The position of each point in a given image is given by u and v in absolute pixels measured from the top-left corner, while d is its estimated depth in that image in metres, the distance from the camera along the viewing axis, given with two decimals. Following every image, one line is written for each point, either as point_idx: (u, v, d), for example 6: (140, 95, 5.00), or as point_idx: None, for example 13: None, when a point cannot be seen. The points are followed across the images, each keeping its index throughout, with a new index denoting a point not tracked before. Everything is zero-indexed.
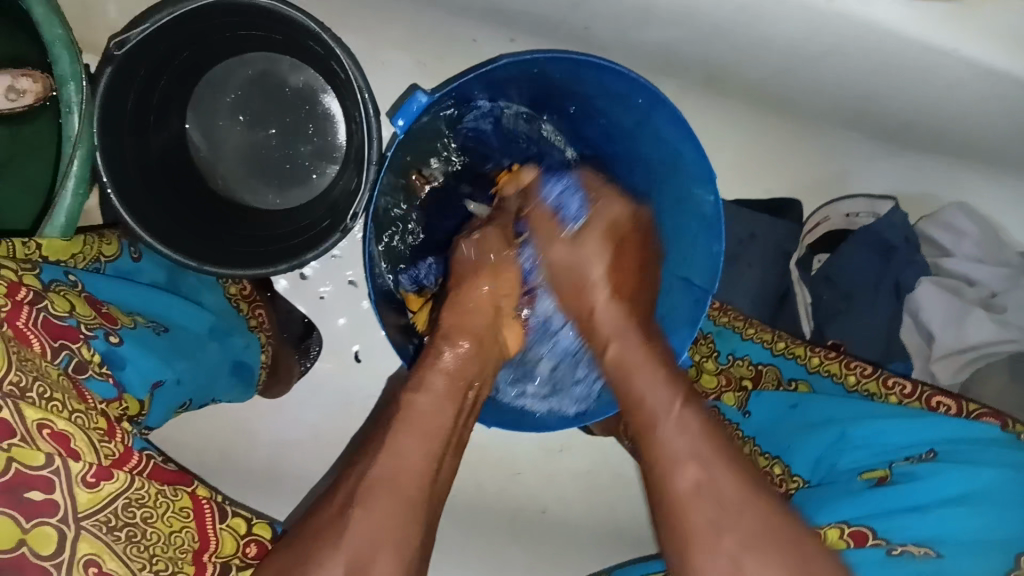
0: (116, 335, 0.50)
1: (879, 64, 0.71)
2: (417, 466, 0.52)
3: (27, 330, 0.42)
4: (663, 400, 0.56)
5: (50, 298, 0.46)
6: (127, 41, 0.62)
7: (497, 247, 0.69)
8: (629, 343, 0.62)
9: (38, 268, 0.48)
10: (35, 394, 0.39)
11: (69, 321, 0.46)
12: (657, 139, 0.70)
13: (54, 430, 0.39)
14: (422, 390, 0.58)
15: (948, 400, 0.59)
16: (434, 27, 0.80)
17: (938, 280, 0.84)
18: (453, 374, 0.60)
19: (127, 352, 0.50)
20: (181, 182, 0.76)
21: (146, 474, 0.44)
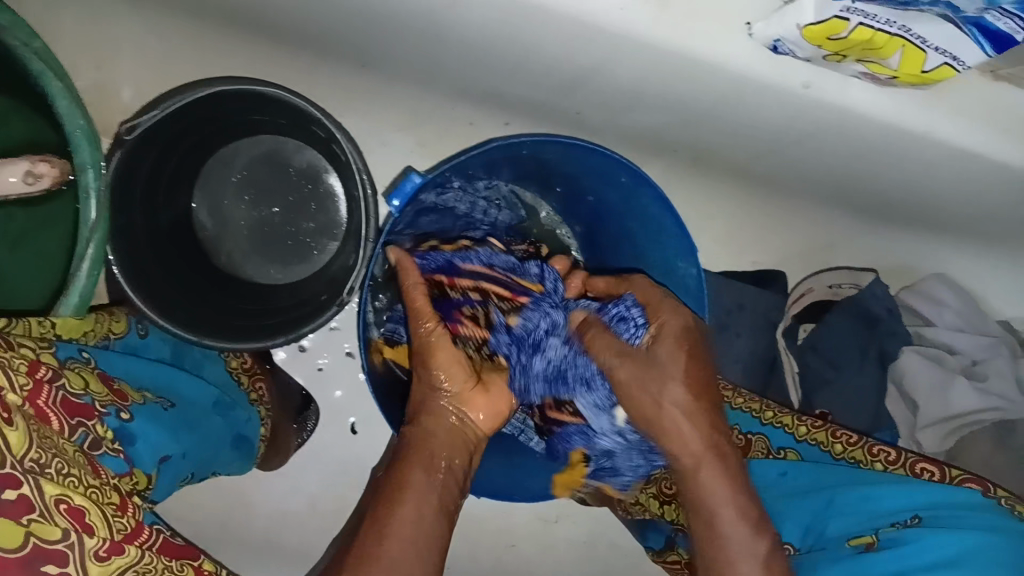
0: (127, 411, 0.52)
1: (854, 146, 0.76)
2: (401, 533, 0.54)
3: (47, 409, 0.44)
4: (720, 501, 0.59)
5: (67, 376, 0.48)
6: (138, 126, 0.65)
7: (419, 331, 0.66)
8: (717, 473, 0.60)
9: (54, 346, 0.50)
10: (53, 470, 0.41)
11: (85, 398, 0.48)
12: (643, 220, 0.74)
13: (70, 505, 0.40)
14: (398, 467, 0.59)
15: (931, 466, 0.62)
16: (432, 111, 0.84)
17: (920, 349, 0.87)
18: (424, 448, 0.60)
19: (137, 428, 0.52)
20: (187, 258, 0.79)
21: (156, 548, 0.45)
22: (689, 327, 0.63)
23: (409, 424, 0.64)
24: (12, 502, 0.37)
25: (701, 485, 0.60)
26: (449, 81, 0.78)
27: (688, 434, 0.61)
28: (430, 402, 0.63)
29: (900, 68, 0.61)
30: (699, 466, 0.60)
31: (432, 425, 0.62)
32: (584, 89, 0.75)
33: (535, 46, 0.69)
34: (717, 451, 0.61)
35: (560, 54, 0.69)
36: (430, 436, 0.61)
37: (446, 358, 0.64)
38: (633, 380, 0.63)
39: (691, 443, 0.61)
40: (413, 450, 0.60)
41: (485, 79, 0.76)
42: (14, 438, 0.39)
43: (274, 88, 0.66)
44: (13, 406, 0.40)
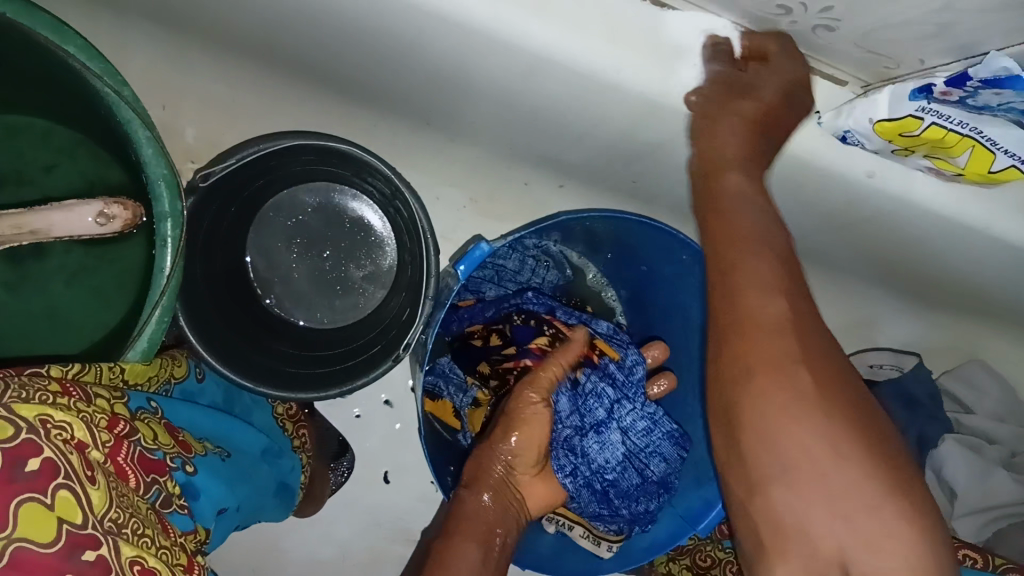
0: (190, 464, 0.53)
1: (910, 235, 0.76)
2: None
3: (125, 465, 0.44)
4: (835, 417, 0.47)
5: (141, 431, 0.48)
6: (212, 173, 0.65)
7: (520, 402, 0.64)
8: (835, 386, 0.48)
9: (126, 396, 0.50)
10: (129, 529, 0.41)
11: (156, 453, 0.48)
12: (701, 296, 0.73)
13: (144, 567, 0.41)
14: (452, 540, 0.60)
15: (975, 554, 0.70)
16: (489, 169, 0.85)
17: (960, 437, 0.86)
18: (481, 525, 0.61)
19: (199, 482, 0.53)
20: (239, 300, 0.79)
21: None
22: (798, 89, 0.61)
23: (463, 488, 0.63)
24: (91, 562, 0.38)
25: (782, 381, 0.48)
26: (508, 142, 0.79)
27: (771, 257, 0.53)
28: (488, 474, 0.63)
29: (967, 167, 0.62)
30: (738, 263, 0.53)
31: (488, 498, 0.62)
32: (642, 161, 0.76)
33: (603, 119, 0.70)
34: (788, 280, 0.53)
35: (627, 130, 0.70)
36: (486, 510, 0.61)
37: (531, 435, 0.63)
38: (758, 271, 0.52)
39: (744, 285, 0.52)
40: (464, 521, 0.61)
41: (548, 146, 0.77)
42: (97, 496, 0.40)
43: (346, 144, 0.66)
44: (96, 462, 0.41)
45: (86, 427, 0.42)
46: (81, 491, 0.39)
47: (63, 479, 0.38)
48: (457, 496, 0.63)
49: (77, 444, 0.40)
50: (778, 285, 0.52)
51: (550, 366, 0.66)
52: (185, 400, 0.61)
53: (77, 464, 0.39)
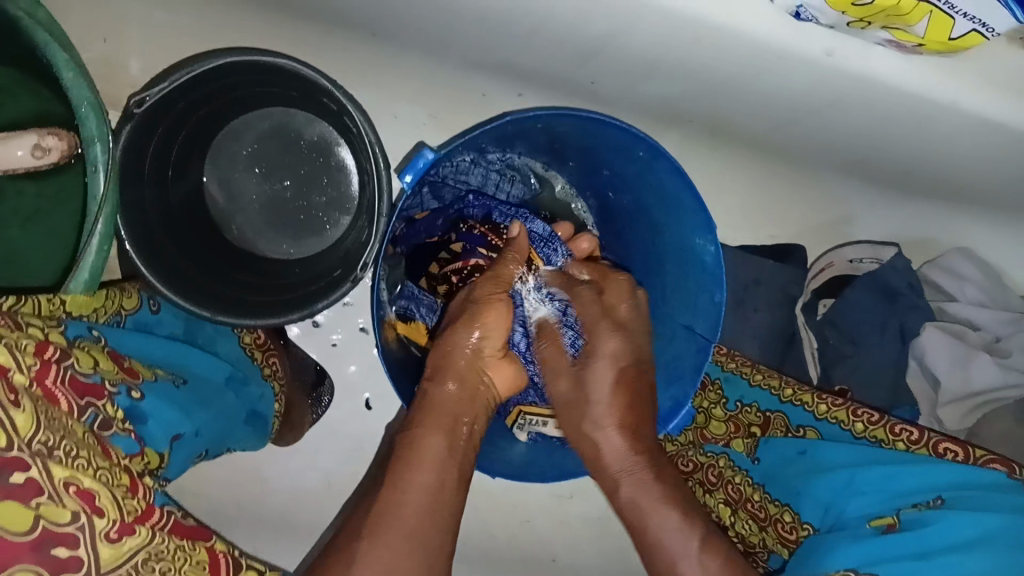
0: (137, 391, 0.54)
1: (877, 117, 0.74)
2: (417, 500, 0.53)
3: (54, 389, 0.45)
4: (649, 512, 0.61)
5: (75, 356, 0.49)
6: (147, 98, 0.62)
7: (484, 292, 0.66)
8: (646, 475, 0.63)
9: (63, 325, 0.51)
10: (60, 451, 0.40)
11: (93, 377, 0.50)
12: (660, 192, 0.70)
13: (79, 487, 0.40)
14: (420, 427, 0.59)
15: (954, 446, 0.60)
16: (445, 82, 0.82)
17: (941, 325, 0.86)
18: (448, 411, 0.61)
19: (147, 407, 0.55)
20: (198, 233, 0.77)
21: (167, 529, 0.45)
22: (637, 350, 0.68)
23: (428, 383, 0.63)
24: (21, 484, 0.37)
25: (626, 499, 0.63)
26: (458, 50, 0.76)
27: (644, 487, 0.62)
28: (451, 363, 0.63)
29: (927, 35, 0.59)
30: (648, 512, 0.61)
31: (454, 385, 0.63)
32: (596, 59, 0.73)
33: (548, 14, 0.67)
34: (668, 487, 0.62)
35: (574, 24, 0.67)
36: (452, 398, 0.62)
37: (495, 320, 0.64)
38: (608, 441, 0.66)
39: (658, 526, 0.60)
40: (430, 409, 0.61)
41: (499, 50, 0.74)
42: (22, 420, 0.38)
43: (282, 58, 0.64)
44: (20, 386, 0.40)
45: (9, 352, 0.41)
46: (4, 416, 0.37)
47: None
48: (422, 389, 0.63)
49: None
50: (615, 349, 0.67)
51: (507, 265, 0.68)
52: (136, 332, 0.61)
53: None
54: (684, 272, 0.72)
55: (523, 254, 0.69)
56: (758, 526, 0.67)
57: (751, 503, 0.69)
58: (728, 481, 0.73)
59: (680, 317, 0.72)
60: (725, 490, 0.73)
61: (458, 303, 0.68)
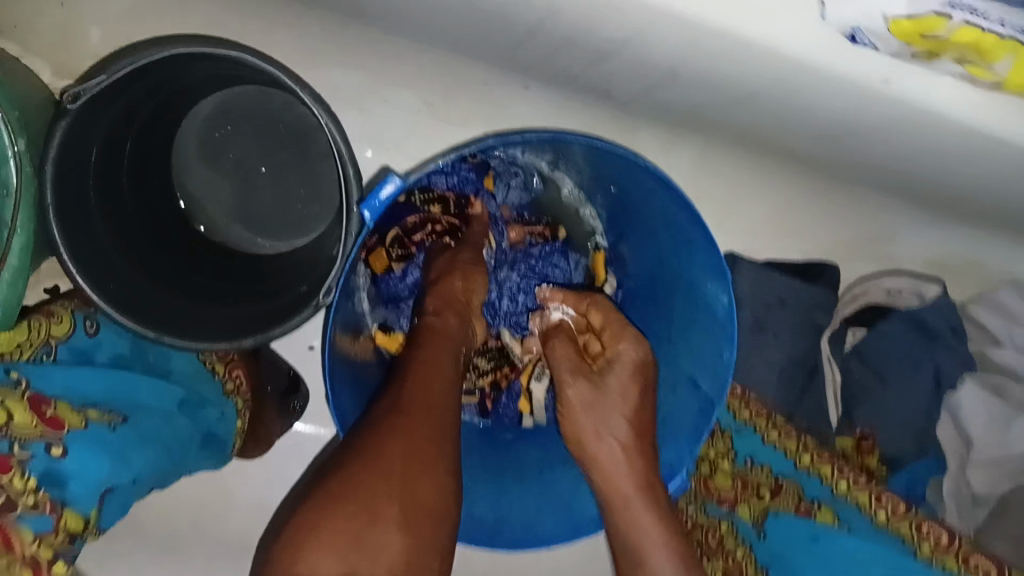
0: (59, 446, 0.49)
1: (936, 149, 0.63)
2: (405, 410, 0.60)
3: None
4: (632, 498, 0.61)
5: None
6: (83, 92, 0.54)
7: (472, 255, 0.74)
8: (646, 510, 0.60)
9: None
10: None
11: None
12: (669, 225, 0.61)
13: None
14: (420, 354, 0.66)
15: (939, 526, 0.61)
16: (439, 69, 0.72)
17: (980, 377, 0.76)
18: (449, 338, 0.68)
19: (70, 465, 0.49)
20: (157, 229, 0.70)
21: None
22: (645, 358, 0.64)
23: (430, 315, 0.70)
24: None
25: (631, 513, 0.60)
26: (453, 39, 0.67)
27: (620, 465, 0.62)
28: (448, 296, 0.71)
29: (1009, 75, 0.49)
30: (643, 539, 0.59)
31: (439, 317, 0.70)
32: (611, 62, 0.62)
33: (551, 15, 0.57)
34: (659, 519, 0.60)
35: (583, 27, 0.57)
36: (438, 334, 0.68)
37: (480, 280, 0.74)
38: (612, 441, 0.63)
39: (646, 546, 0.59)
40: (433, 335, 0.68)
41: (499, 42, 0.64)
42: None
43: (238, 50, 0.55)
44: None
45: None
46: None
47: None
48: (424, 322, 0.69)
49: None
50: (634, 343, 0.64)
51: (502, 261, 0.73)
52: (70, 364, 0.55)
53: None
54: (690, 315, 0.64)
55: (480, 242, 0.76)
56: None
57: None
58: (728, 550, 0.71)
59: (683, 365, 0.65)
60: (726, 559, 0.71)
61: (448, 259, 0.74)
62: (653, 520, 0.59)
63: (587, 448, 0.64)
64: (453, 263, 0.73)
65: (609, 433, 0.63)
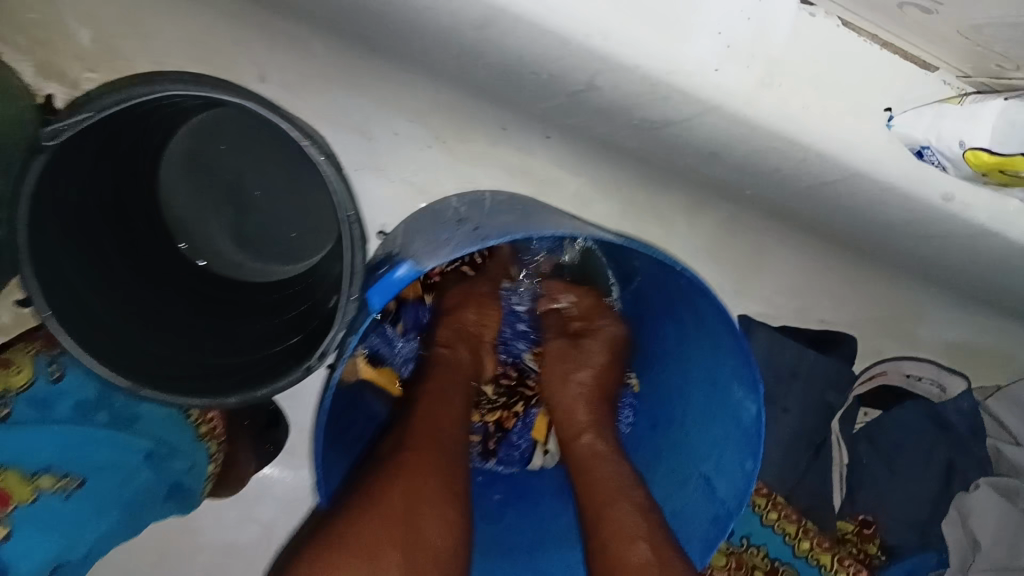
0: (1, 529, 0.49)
1: (976, 255, 0.60)
2: (425, 439, 0.61)
3: None
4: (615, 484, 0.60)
5: None
6: (64, 128, 0.49)
7: (485, 288, 0.75)
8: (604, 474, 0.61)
9: None
10: None
11: None
12: (704, 320, 0.56)
13: None
14: (431, 381, 0.68)
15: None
16: (458, 109, 0.67)
17: (996, 481, 0.74)
18: (461, 373, 0.70)
19: (10, 551, 0.49)
20: (141, 258, 0.65)
21: None
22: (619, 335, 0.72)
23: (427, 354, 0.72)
24: None
25: (596, 481, 0.61)
26: (477, 86, 0.62)
27: (580, 404, 0.68)
28: (455, 326, 0.72)
29: None
30: (608, 499, 0.58)
31: (443, 359, 0.70)
32: (646, 134, 0.58)
33: (591, 87, 0.52)
34: (630, 490, 0.59)
35: (623, 103, 0.52)
36: (450, 359, 0.70)
37: (492, 316, 0.74)
38: (592, 443, 0.65)
39: (619, 508, 0.57)
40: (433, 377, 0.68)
41: (529, 97, 0.60)
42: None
43: (244, 98, 0.49)
44: None
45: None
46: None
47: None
48: (435, 357, 0.70)
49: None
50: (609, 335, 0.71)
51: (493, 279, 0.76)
52: (18, 425, 0.52)
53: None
54: (712, 412, 0.59)
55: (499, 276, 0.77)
56: None
57: None
58: None
59: (700, 464, 0.60)
60: None
61: (461, 291, 0.75)
62: (620, 486, 0.59)
63: (568, 439, 0.67)
64: (466, 291, 0.74)
65: (574, 407, 0.68)
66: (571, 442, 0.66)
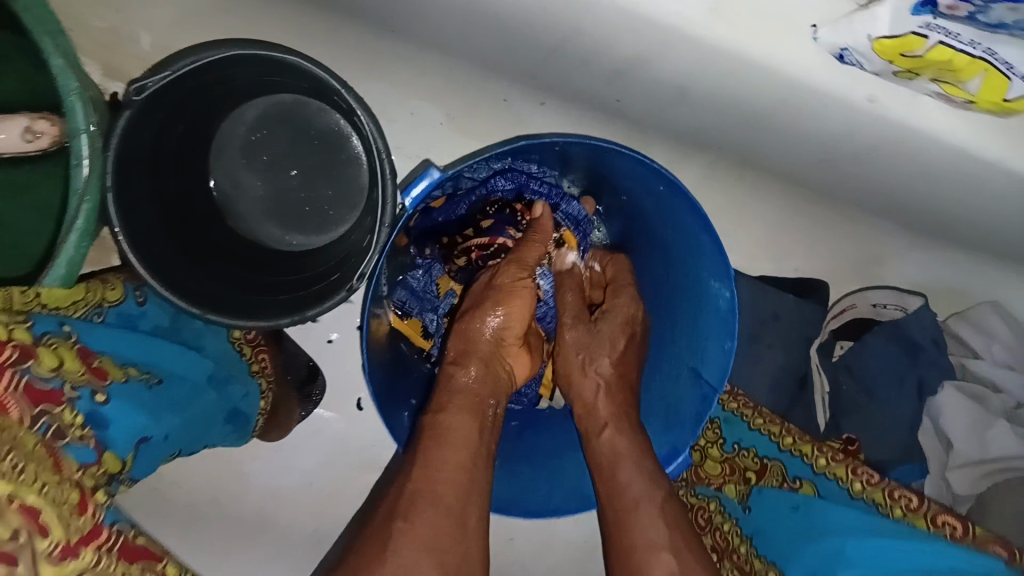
0: (103, 393, 0.51)
1: (919, 171, 0.69)
2: (450, 469, 0.58)
3: (5, 397, 0.42)
4: (641, 499, 0.60)
5: (38, 358, 0.46)
6: (147, 87, 0.59)
7: (510, 278, 0.73)
8: (638, 480, 0.61)
9: (30, 320, 0.48)
10: (8, 468, 0.38)
11: (53, 382, 0.46)
12: (676, 227, 0.67)
13: (23, 505, 0.38)
14: (445, 409, 0.63)
15: (953, 519, 0.53)
16: (464, 84, 0.78)
17: (962, 385, 0.81)
18: (470, 392, 0.66)
19: (111, 412, 0.51)
20: (196, 223, 0.75)
21: (116, 551, 0.42)
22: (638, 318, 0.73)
23: (451, 365, 0.69)
24: None
25: (624, 492, 0.60)
26: (480, 54, 0.73)
27: (602, 398, 0.67)
28: (474, 345, 0.70)
29: (979, 94, 0.54)
30: (630, 518, 0.59)
31: (473, 370, 0.68)
32: (625, 79, 0.68)
33: (574, 31, 0.63)
34: (659, 508, 0.59)
35: (605, 42, 0.63)
36: (470, 376, 0.67)
37: (516, 310, 0.71)
38: (613, 451, 0.64)
39: (646, 530, 0.58)
40: (450, 391, 0.66)
41: (524, 58, 0.71)
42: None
43: (294, 54, 0.61)
44: None
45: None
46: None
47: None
48: (447, 371, 0.68)
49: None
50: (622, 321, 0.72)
51: (531, 246, 0.75)
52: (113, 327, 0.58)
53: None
54: (694, 311, 0.69)
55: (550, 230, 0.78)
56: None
57: (736, 555, 0.65)
58: (716, 528, 0.69)
59: (687, 359, 0.69)
60: (715, 537, 0.69)
61: (484, 284, 0.74)
62: (650, 506, 0.59)
63: (594, 451, 0.65)
64: (491, 287, 0.73)
65: (597, 407, 0.67)
66: (593, 438, 0.65)
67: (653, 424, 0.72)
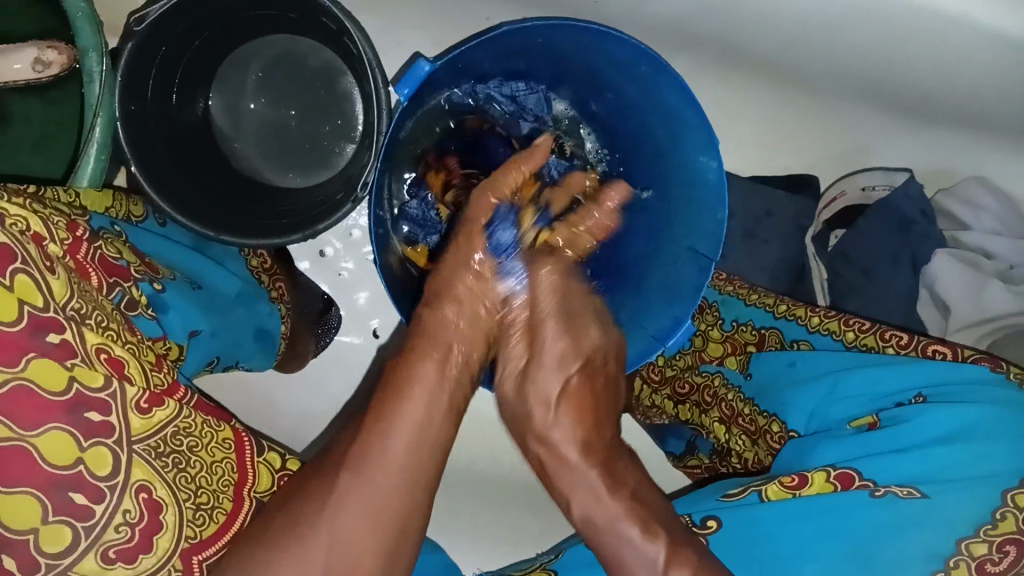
0: (159, 284, 0.56)
1: (891, 34, 0.74)
2: (405, 456, 0.49)
3: (85, 264, 0.46)
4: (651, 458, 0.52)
5: (103, 242, 0.51)
6: (149, 15, 0.64)
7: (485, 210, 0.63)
8: None
9: (88, 216, 0.53)
10: (93, 320, 0.41)
11: (121, 262, 0.52)
12: (662, 109, 0.70)
13: (109, 355, 0.41)
14: (415, 358, 0.56)
15: (944, 348, 0.57)
16: (447, 7, 0.81)
17: (955, 252, 0.84)
18: (441, 346, 0.57)
19: (169, 299, 0.56)
20: (202, 159, 0.78)
21: (191, 405, 0.47)
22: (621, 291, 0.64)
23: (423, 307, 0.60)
24: (56, 345, 0.37)
25: None
26: None
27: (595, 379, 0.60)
28: (450, 289, 0.60)
29: None
30: None
31: (453, 313, 0.59)
32: None
33: None
34: None
35: None
36: (445, 326, 0.59)
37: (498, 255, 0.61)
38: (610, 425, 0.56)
39: None
40: (427, 338, 0.58)
41: None
42: (58, 285, 0.39)
43: None
44: (53, 256, 0.41)
45: (13, 237, 0.37)
46: (42, 278, 0.38)
47: (20, 264, 0.36)
48: (417, 314, 0.60)
49: (3, 249, 0.36)
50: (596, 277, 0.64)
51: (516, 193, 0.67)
52: (149, 232, 0.64)
53: (34, 254, 0.38)
54: (687, 192, 0.72)
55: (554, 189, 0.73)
56: (749, 440, 0.67)
57: (741, 418, 0.68)
58: (721, 399, 0.71)
59: (684, 240, 0.73)
60: (720, 408, 0.71)
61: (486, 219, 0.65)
62: None
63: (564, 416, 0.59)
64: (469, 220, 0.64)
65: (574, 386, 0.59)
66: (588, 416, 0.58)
67: (656, 304, 0.75)
